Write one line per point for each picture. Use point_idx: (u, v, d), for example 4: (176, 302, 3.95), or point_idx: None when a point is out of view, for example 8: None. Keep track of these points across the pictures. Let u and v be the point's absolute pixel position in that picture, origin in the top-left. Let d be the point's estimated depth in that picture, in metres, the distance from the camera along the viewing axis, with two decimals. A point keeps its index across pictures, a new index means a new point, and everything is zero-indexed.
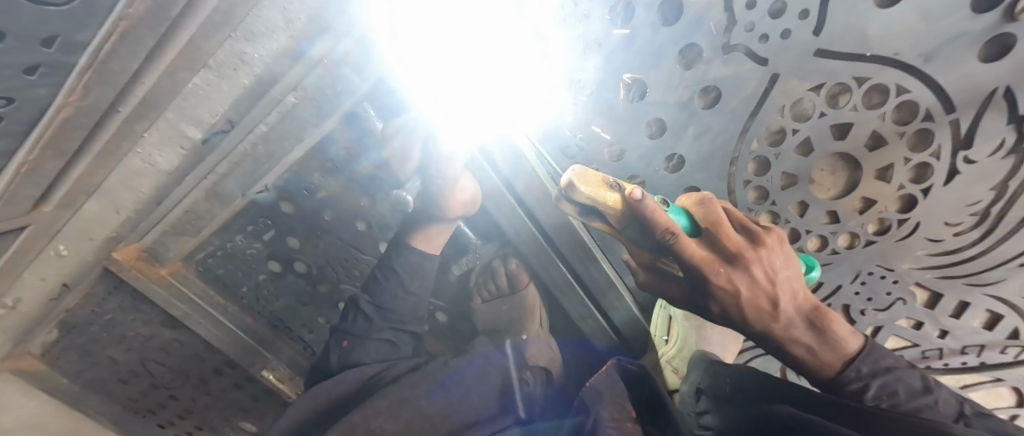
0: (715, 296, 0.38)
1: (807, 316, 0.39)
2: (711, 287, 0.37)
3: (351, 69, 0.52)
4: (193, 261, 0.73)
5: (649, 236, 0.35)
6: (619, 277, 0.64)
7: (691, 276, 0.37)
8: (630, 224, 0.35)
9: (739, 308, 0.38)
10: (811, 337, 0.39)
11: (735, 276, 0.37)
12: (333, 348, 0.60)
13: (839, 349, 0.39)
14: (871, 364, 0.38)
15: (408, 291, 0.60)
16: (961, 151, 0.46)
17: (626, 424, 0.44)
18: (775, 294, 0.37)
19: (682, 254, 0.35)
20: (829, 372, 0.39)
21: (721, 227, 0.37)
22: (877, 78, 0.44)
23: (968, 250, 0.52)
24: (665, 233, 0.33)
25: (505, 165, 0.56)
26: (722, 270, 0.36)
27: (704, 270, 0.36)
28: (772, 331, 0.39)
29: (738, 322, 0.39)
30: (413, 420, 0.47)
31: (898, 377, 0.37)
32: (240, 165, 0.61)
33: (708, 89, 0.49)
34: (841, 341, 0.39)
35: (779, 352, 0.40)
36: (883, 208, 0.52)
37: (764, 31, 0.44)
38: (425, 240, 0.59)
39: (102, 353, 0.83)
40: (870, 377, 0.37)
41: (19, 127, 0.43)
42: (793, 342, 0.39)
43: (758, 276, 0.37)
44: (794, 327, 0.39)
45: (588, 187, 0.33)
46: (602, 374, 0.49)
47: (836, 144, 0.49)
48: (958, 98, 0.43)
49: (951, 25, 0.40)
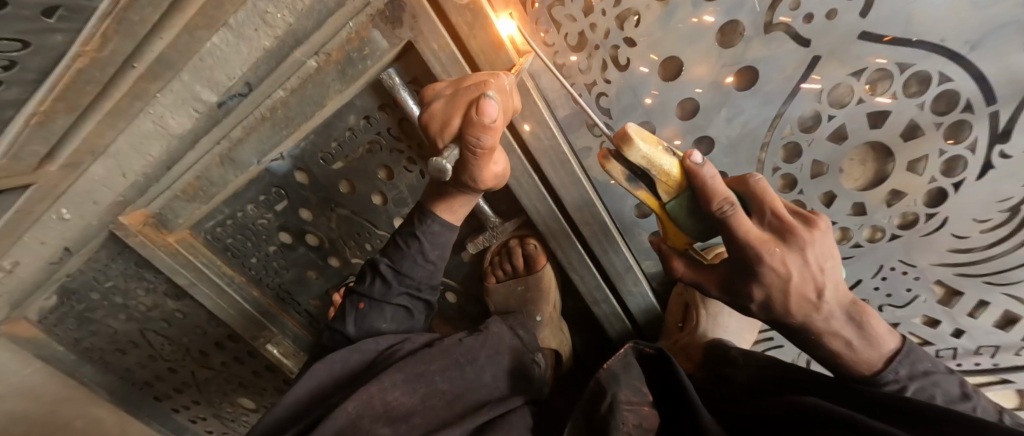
0: (764, 280, 0.36)
1: (847, 310, 0.38)
2: (763, 270, 0.35)
3: (380, 30, 0.50)
4: (202, 230, 0.72)
5: (704, 205, 0.34)
6: (637, 261, 0.63)
7: (739, 255, 0.35)
8: (683, 192, 0.35)
9: (786, 295, 0.36)
10: (853, 332, 0.38)
11: (790, 259, 0.34)
12: (346, 308, 0.59)
13: (875, 345, 0.38)
14: (909, 366, 0.38)
15: (426, 259, 0.58)
16: (998, 144, 0.45)
17: (642, 408, 0.42)
18: (823, 283, 0.36)
19: (737, 232, 0.33)
20: (866, 369, 0.38)
21: (774, 209, 0.35)
22: (920, 64, 0.43)
23: (992, 250, 0.51)
24: (723, 203, 0.33)
25: (535, 142, 0.55)
26: (779, 251, 0.34)
27: (761, 249, 0.34)
28: (812, 322, 0.37)
29: (778, 310, 0.37)
30: (428, 395, 0.46)
31: (934, 381, 0.38)
32: (256, 130, 0.59)
33: (743, 69, 0.48)
34: (881, 338, 0.38)
35: (816, 346, 0.39)
36: (912, 201, 0.51)
37: (809, 10, 0.43)
38: (450, 210, 0.57)
39: (101, 322, 0.81)
40: (908, 380, 0.38)
41: (31, 76, 0.42)
42: (833, 335, 0.37)
43: (811, 261, 0.35)
44: (834, 319, 0.37)
45: (646, 145, 0.32)
46: (619, 357, 0.44)
47: (871, 132, 0.48)
48: (999, 89, 0.42)
49: (1001, 11, 0.39)
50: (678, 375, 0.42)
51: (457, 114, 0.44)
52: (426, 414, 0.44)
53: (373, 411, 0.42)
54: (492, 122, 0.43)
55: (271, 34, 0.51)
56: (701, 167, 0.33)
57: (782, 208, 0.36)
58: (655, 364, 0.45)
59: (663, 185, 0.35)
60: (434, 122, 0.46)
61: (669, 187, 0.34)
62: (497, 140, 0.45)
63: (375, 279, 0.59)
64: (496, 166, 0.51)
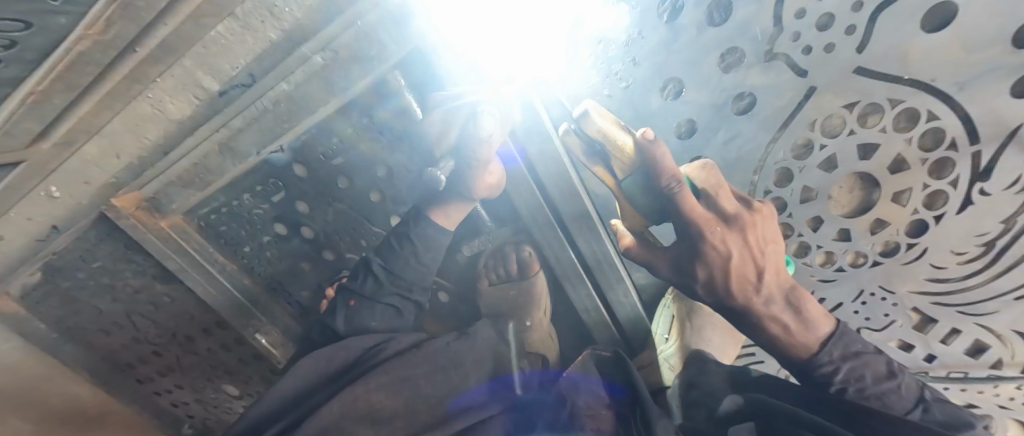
0: (705, 259, 0.39)
1: (786, 295, 0.40)
2: (706, 248, 0.38)
3: (389, 34, 0.51)
4: (196, 216, 0.71)
5: (654, 182, 0.36)
6: (628, 273, 0.64)
7: (686, 233, 0.38)
8: (635, 170, 0.37)
9: (726, 274, 0.38)
10: (790, 317, 0.40)
11: (730, 239, 0.37)
12: (338, 304, 0.59)
13: (811, 329, 0.39)
14: (841, 349, 0.39)
15: (420, 261, 0.59)
16: (978, 182, 0.47)
17: (601, 412, 0.42)
18: (763, 265, 0.38)
19: (684, 207, 0.36)
20: (802, 353, 0.40)
21: (722, 191, 0.38)
22: (910, 102, 0.45)
23: (968, 281, 0.54)
24: (671, 180, 0.35)
25: (539, 159, 0.55)
26: (719, 230, 0.37)
27: (702, 226, 0.37)
28: (754, 305, 0.40)
29: (720, 292, 0.40)
30: (412, 399, 0.46)
31: (865, 362, 0.38)
32: (257, 121, 0.59)
33: (743, 95, 0.50)
34: (816, 321, 0.40)
35: (755, 329, 0.41)
36: (895, 231, 0.53)
37: (809, 43, 0.44)
38: (441, 212, 0.57)
39: (86, 302, 0.81)
40: (840, 361, 0.38)
41: (31, 56, 0.42)
42: (771, 318, 0.40)
43: (751, 243, 0.38)
44: (774, 303, 0.40)
45: (602, 122, 0.37)
46: (579, 364, 0.47)
47: (860, 163, 0.50)
48: (984, 130, 0.44)
49: (991, 56, 0.40)
50: (632, 377, 0.45)
51: (457, 125, 0.49)
52: (408, 418, 0.44)
53: (357, 413, 0.43)
54: (489, 136, 0.47)
55: (279, 26, 0.50)
56: (653, 144, 0.35)
57: (728, 191, 0.38)
58: (611, 369, 0.47)
59: (617, 160, 0.37)
60: (436, 131, 0.51)
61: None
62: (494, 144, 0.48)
63: (368, 276, 0.59)
64: (496, 174, 0.53)
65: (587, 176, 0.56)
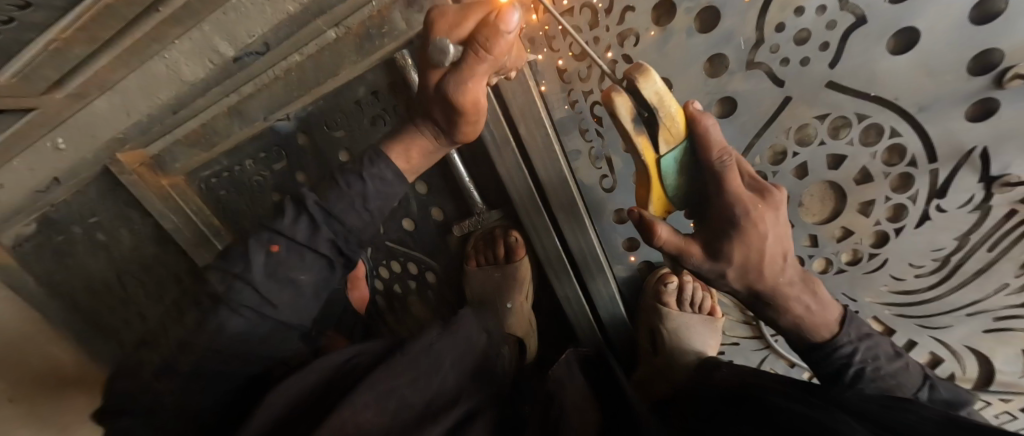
0: (744, 236, 0.41)
1: (804, 280, 0.47)
2: (748, 225, 0.40)
3: (400, 11, 0.52)
4: (197, 178, 0.73)
5: (706, 157, 0.38)
6: (609, 265, 0.67)
7: (727, 212, 0.40)
8: (683, 143, 0.38)
9: (763, 253, 0.42)
10: (810, 299, 0.48)
11: (768, 217, 0.41)
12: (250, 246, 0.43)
13: (826, 311, 0.49)
14: (857, 331, 0.50)
15: (366, 209, 0.46)
16: (936, 199, 0.52)
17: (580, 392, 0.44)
18: (786, 246, 0.44)
19: (733, 180, 0.39)
20: (825, 333, 0.49)
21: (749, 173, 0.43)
22: (876, 117, 0.49)
23: (924, 292, 0.59)
24: (721, 154, 0.38)
25: (534, 147, 0.57)
26: (760, 206, 0.40)
27: (745, 202, 0.39)
28: (779, 286, 0.45)
29: (751, 271, 0.43)
30: (396, 414, 0.35)
31: (875, 342, 0.51)
32: (268, 88, 0.61)
33: (725, 99, 0.52)
34: (828, 305, 0.49)
35: (783, 311, 0.47)
36: (858, 240, 0.57)
37: (786, 54, 0.47)
38: (398, 147, 0.48)
39: (76, 257, 0.83)
40: (858, 342, 0.50)
41: (59, 3, 0.46)
42: (794, 299, 0.47)
43: (780, 220, 0.42)
44: (794, 286, 0.46)
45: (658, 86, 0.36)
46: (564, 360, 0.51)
47: (828, 172, 0.53)
48: (941, 150, 0.49)
49: (951, 82, 0.45)
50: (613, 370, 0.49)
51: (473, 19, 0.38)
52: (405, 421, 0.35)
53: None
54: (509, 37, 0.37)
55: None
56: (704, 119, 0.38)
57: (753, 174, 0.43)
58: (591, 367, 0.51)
59: (668, 134, 0.37)
60: (442, 21, 0.39)
61: (674, 133, 0.37)
62: (481, 92, 0.40)
63: (299, 226, 0.43)
64: (471, 124, 0.44)
65: (579, 165, 0.59)
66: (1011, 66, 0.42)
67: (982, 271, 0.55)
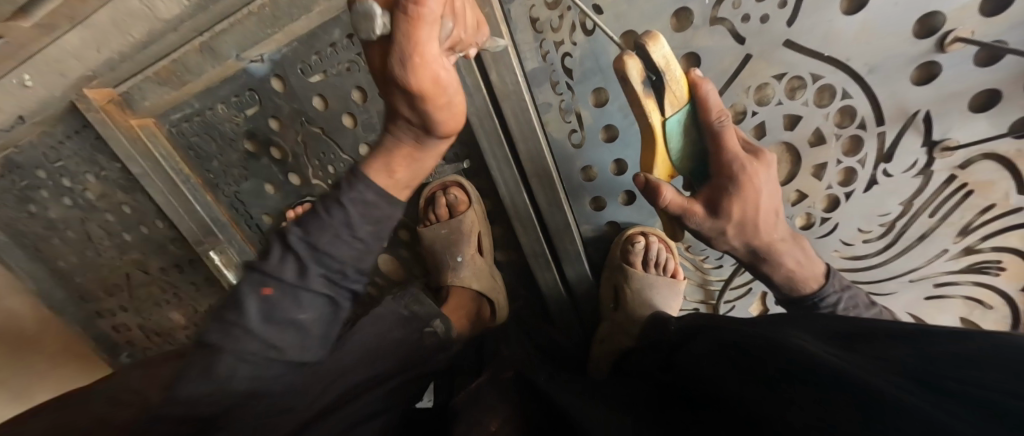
0: (745, 196, 0.42)
1: (794, 239, 0.52)
2: (750, 185, 0.42)
3: None
4: (166, 121, 0.71)
5: (707, 119, 0.40)
6: (577, 224, 0.69)
7: (728, 174, 0.42)
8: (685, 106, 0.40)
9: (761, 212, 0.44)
10: (800, 256, 0.52)
11: (766, 177, 0.43)
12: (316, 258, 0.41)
13: (814, 265, 0.54)
14: (838, 283, 0.56)
15: None
16: (883, 163, 0.55)
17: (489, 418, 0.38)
18: (778, 206, 0.46)
19: (733, 140, 0.40)
20: (813, 287, 0.54)
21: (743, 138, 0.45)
22: (829, 78, 0.51)
23: (871, 258, 0.61)
24: (722, 115, 0.40)
25: (505, 97, 0.58)
26: (758, 167, 0.42)
27: (746, 162, 0.41)
28: (777, 243, 0.49)
29: (750, 231, 0.45)
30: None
31: (856, 293, 0.57)
32: (241, 24, 0.61)
33: (689, 56, 0.54)
34: (813, 262, 0.54)
35: (780, 267, 0.51)
36: (811, 204, 0.59)
37: (747, 11, 0.50)
38: (377, 160, 0.37)
39: (40, 200, 0.81)
40: (841, 291, 0.56)
41: None
42: (788, 257, 0.51)
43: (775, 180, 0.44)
44: (786, 244, 0.50)
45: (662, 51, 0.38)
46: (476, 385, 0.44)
47: (785, 133, 0.55)
48: (888, 112, 0.52)
49: (897, 45, 0.48)
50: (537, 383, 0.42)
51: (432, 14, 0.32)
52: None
53: None
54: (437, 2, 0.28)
55: None
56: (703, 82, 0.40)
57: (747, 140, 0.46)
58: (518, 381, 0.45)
59: (673, 96, 0.39)
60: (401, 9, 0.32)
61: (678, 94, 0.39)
62: (439, 66, 0.31)
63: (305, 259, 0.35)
64: (444, 109, 0.34)
65: (549, 119, 0.60)
66: (952, 30, 0.46)
67: (923, 236, 0.58)
